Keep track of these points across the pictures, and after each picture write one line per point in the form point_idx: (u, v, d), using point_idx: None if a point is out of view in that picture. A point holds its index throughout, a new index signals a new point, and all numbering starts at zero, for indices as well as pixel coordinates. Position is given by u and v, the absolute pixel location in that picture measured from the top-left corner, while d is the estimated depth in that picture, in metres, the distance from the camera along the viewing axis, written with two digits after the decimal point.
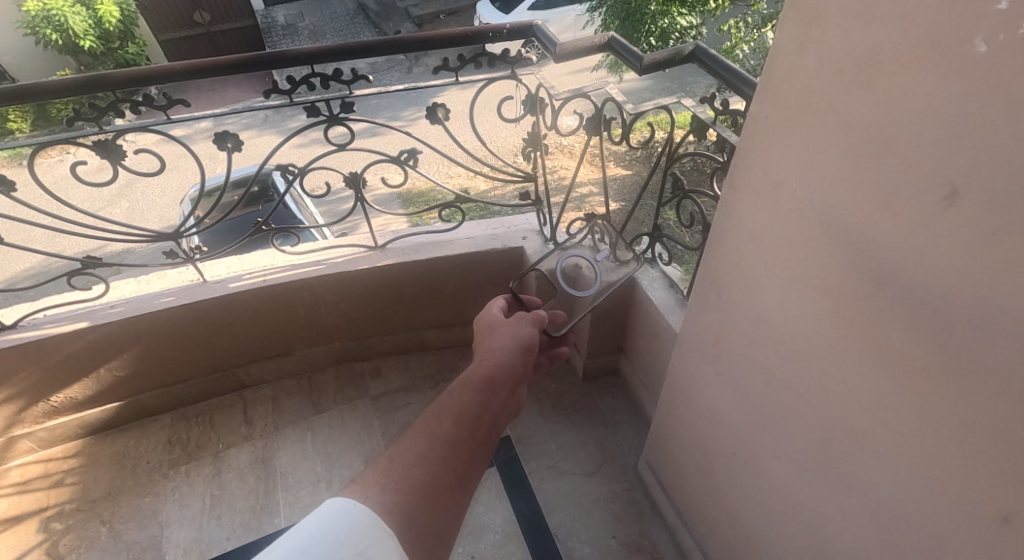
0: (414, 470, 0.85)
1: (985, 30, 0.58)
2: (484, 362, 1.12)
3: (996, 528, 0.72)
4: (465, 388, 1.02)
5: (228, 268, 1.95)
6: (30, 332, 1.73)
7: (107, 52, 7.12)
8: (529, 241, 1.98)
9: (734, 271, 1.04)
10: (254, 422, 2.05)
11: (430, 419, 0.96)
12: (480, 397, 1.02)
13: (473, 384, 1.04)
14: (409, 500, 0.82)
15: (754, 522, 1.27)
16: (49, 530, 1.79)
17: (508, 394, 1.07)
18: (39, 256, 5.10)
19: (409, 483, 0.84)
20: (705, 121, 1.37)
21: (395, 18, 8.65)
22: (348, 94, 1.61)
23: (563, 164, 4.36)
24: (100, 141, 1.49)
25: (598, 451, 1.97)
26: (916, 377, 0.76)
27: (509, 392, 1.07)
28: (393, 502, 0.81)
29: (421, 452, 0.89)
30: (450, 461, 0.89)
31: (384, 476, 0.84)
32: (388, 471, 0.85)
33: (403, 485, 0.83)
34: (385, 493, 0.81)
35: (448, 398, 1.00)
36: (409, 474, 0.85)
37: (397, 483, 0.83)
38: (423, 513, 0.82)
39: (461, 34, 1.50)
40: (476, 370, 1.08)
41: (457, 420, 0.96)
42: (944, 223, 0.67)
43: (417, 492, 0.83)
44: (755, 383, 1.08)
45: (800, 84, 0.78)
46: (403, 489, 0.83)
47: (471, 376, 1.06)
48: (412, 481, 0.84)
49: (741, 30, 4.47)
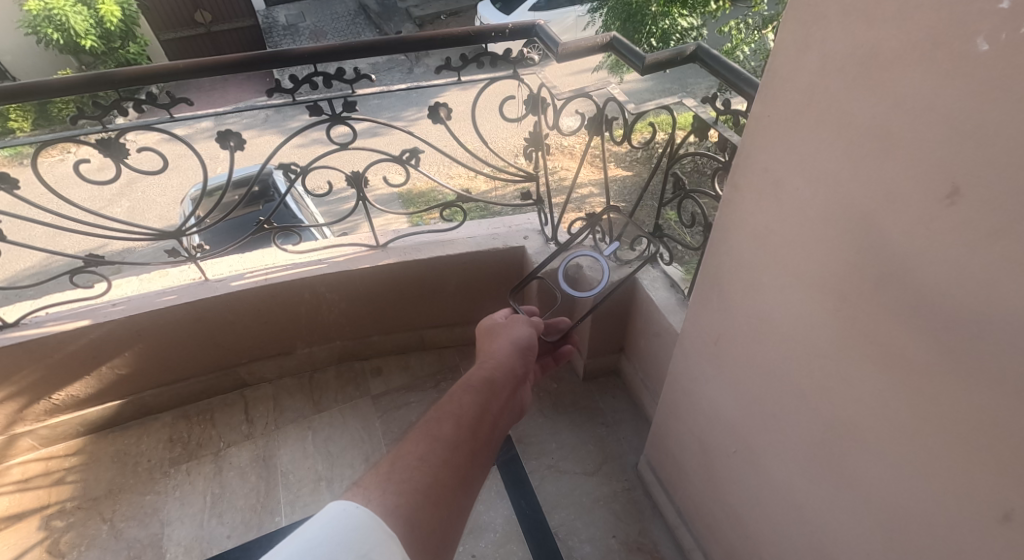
0: (415, 473, 0.86)
1: (987, 29, 0.59)
2: (482, 367, 1.14)
3: (997, 525, 0.73)
4: (465, 392, 1.04)
5: (230, 267, 1.95)
6: (32, 330, 1.73)
7: (109, 51, 7.13)
8: (531, 241, 1.99)
9: (736, 270, 1.04)
10: (254, 421, 2.05)
11: (431, 422, 0.97)
12: (479, 400, 1.04)
13: (471, 388, 1.06)
14: (411, 502, 0.82)
15: (754, 521, 1.27)
16: (50, 528, 1.79)
17: (506, 398, 1.09)
18: (40, 256, 5.12)
19: (410, 485, 0.84)
20: (707, 121, 1.37)
21: (396, 18, 8.66)
22: (351, 93, 1.61)
23: (563, 165, 4.36)
24: (103, 140, 1.48)
25: (599, 451, 1.97)
26: (917, 375, 0.76)
27: (508, 396, 1.09)
28: (394, 505, 0.81)
29: (422, 453, 0.89)
30: (452, 462, 0.90)
31: (385, 479, 0.84)
32: (388, 474, 0.85)
33: (404, 487, 0.83)
34: (386, 496, 0.82)
35: (448, 401, 1.01)
36: (410, 477, 0.85)
37: (398, 486, 0.83)
38: (425, 515, 0.82)
39: (464, 34, 1.50)
40: (473, 375, 1.10)
41: (457, 422, 0.97)
42: (946, 222, 0.67)
43: (418, 495, 0.84)
44: (756, 382, 1.09)
45: (802, 83, 0.79)
46: (404, 491, 0.83)
47: (469, 381, 1.08)
48: (413, 484, 0.84)
49: (741, 32, 4.47)
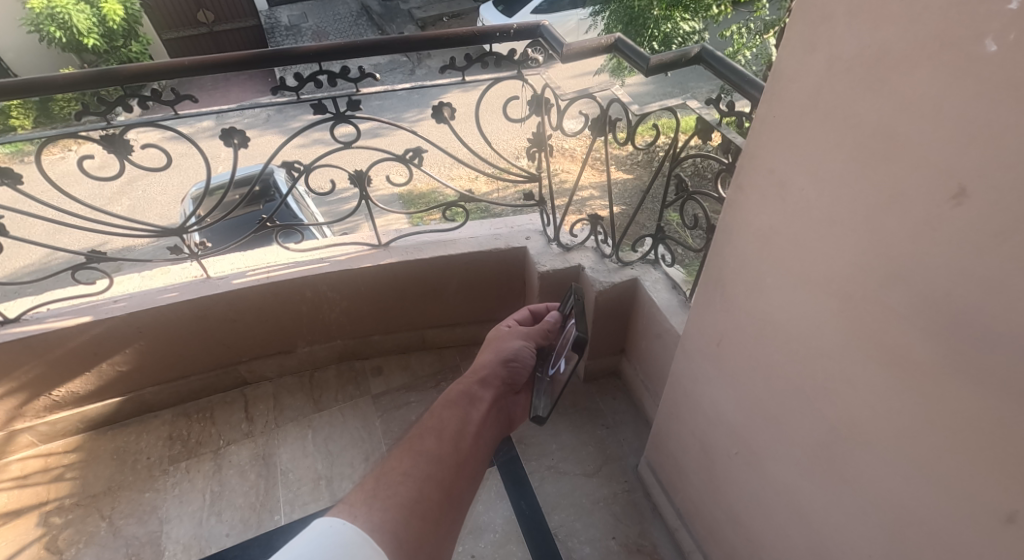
0: (400, 488, 0.93)
1: (995, 30, 0.59)
2: (464, 380, 1.20)
3: (1001, 527, 0.73)
4: (447, 408, 1.11)
5: (233, 265, 1.97)
6: (34, 325, 1.74)
7: (111, 50, 7.15)
8: (532, 241, 1.99)
9: (739, 269, 1.04)
10: (254, 419, 2.05)
11: (414, 438, 1.04)
12: (459, 414, 1.11)
13: (452, 403, 1.13)
14: (398, 516, 0.89)
15: (756, 524, 1.27)
16: (49, 524, 1.79)
17: (488, 408, 1.16)
18: (42, 252, 5.13)
19: (396, 500, 0.91)
20: (711, 123, 1.36)
21: (399, 21, 8.68)
22: (355, 91, 1.60)
23: (565, 167, 4.37)
24: (107, 136, 1.47)
25: (599, 452, 1.97)
26: (922, 376, 0.76)
27: (489, 407, 1.16)
28: (380, 520, 0.87)
29: (407, 468, 0.97)
30: (435, 475, 0.97)
31: (371, 496, 0.91)
32: (374, 491, 0.92)
33: (390, 502, 0.90)
34: (373, 512, 0.88)
35: (429, 419, 1.09)
36: (396, 492, 0.92)
37: (384, 502, 0.90)
38: (412, 528, 0.89)
39: (470, 34, 1.49)
40: (453, 389, 1.17)
41: (438, 437, 1.04)
42: (952, 222, 0.67)
43: (404, 509, 0.90)
44: (758, 383, 1.09)
45: (808, 84, 0.79)
46: (391, 506, 0.90)
47: (449, 396, 1.16)
48: (399, 499, 0.91)
49: (743, 37, 4.46)
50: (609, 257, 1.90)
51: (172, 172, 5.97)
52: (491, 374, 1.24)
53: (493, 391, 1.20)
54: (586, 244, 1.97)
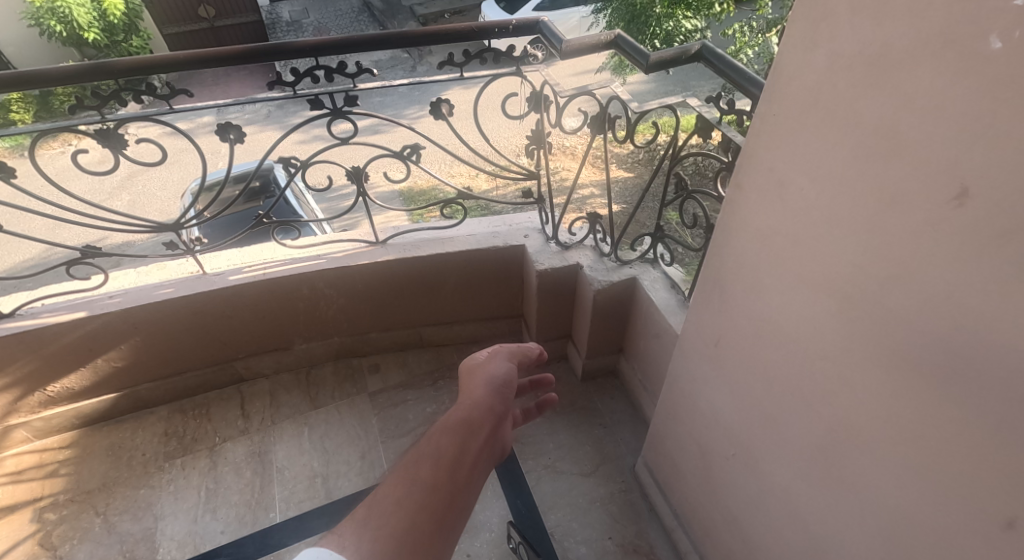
0: (391, 518, 0.92)
1: (1000, 26, 0.57)
2: (462, 405, 1.17)
3: (1001, 533, 0.72)
4: (444, 433, 1.09)
5: (229, 261, 1.94)
6: (28, 321, 1.72)
7: (112, 44, 7.09)
8: (531, 240, 1.97)
9: (738, 268, 1.03)
10: (251, 416, 2.04)
11: (411, 463, 1.02)
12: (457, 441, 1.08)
13: (451, 429, 1.10)
14: (387, 546, 0.88)
15: (753, 525, 1.26)
16: (43, 520, 1.78)
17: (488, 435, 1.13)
18: (43, 247, 5.13)
19: (386, 531, 0.90)
20: (712, 121, 1.34)
21: (400, 17, 8.65)
22: (352, 87, 1.57)
23: (565, 165, 4.36)
24: (101, 130, 1.45)
25: (596, 451, 1.96)
26: (921, 380, 0.75)
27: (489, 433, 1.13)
28: (369, 549, 0.87)
29: (399, 497, 0.95)
30: (428, 506, 0.95)
31: (361, 525, 0.91)
32: (366, 519, 0.92)
33: (379, 532, 0.89)
34: (362, 541, 0.88)
35: (427, 443, 1.07)
36: (387, 522, 0.91)
37: (374, 531, 0.89)
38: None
39: (469, 30, 1.47)
40: (453, 415, 1.15)
41: (435, 464, 1.02)
42: (954, 224, 0.66)
43: (394, 539, 0.89)
44: (756, 384, 1.08)
45: (809, 82, 0.78)
46: (380, 537, 0.89)
47: (448, 421, 1.13)
48: (388, 529, 0.90)
49: (746, 34, 4.44)
50: (608, 256, 1.89)
51: (172, 167, 5.96)
52: (490, 398, 1.20)
53: (494, 417, 1.17)
54: (585, 243, 1.95)
